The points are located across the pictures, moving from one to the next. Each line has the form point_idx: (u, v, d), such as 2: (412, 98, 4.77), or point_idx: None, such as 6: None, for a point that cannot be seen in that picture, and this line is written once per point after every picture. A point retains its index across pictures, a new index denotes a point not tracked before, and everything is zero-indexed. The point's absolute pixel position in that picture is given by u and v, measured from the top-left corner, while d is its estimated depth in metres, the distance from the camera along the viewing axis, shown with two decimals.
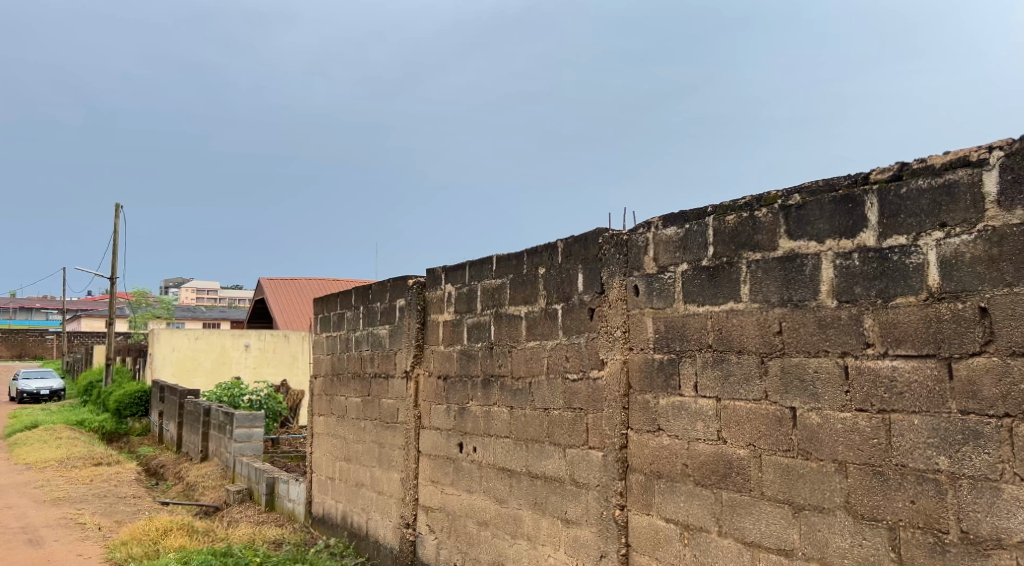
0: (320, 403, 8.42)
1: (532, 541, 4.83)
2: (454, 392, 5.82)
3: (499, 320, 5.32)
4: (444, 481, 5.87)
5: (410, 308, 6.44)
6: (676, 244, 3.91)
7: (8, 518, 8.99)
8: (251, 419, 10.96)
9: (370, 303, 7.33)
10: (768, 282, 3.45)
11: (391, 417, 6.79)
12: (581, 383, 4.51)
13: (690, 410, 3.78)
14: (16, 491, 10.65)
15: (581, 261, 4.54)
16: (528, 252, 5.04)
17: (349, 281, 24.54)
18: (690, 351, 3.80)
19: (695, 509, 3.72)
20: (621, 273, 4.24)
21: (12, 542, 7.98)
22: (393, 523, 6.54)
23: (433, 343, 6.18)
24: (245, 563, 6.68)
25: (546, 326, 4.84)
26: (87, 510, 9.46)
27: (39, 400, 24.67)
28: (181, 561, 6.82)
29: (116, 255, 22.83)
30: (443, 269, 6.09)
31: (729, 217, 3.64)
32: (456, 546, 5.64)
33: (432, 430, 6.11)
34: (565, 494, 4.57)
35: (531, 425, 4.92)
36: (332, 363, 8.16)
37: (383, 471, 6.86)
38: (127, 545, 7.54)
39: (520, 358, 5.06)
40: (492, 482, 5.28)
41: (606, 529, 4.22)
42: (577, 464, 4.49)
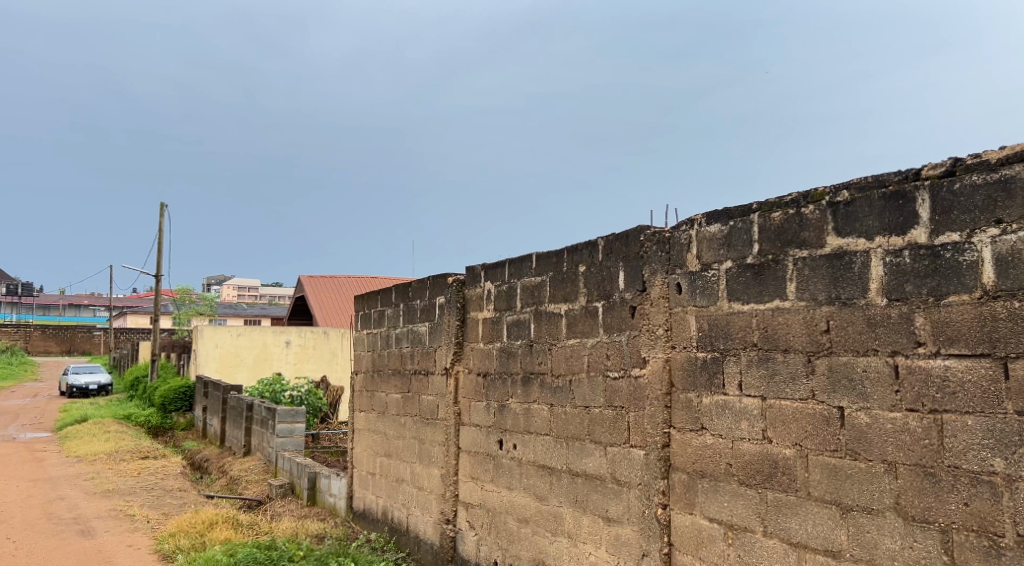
0: (361, 399, 8.51)
1: (572, 538, 4.83)
2: (494, 389, 5.84)
3: (539, 318, 5.32)
4: (484, 478, 5.89)
5: (450, 305, 6.48)
6: (720, 241, 3.88)
7: (61, 509, 9.25)
8: (292, 415, 11.10)
9: (411, 300, 7.39)
10: (815, 280, 3.40)
11: (431, 413, 6.84)
12: (622, 382, 4.49)
13: (734, 409, 3.74)
14: (67, 482, 10.95)
15: (622, 258, 4.52)
16: (568, 250, 5.04)
17: (388, 278, 24.77)
18: (734, 349, 3.77)
19: (739, 509, 3.69)
20: (663, 271, 4.22)
21: (65, 532, 8.21)
22: (433, 518, 6.59)
23: (472, 340, 6.21)
24: (289, 557, 6.78)
25: (587, 324, 4.83)
26: (136, 502, 9.69)
27: (88, 394, 25.30)
28: (227, 554, 6.93)
29: (161, 252, 23.31)
30: (482, 267, 6.12)
31: (774, 214, 3.60)
32: (497, 543, 5.66)
33: (472, 427, 6.14)
34: (606, 492, 4.57)
35: (571, 423, 4.92)
36: (373, 360, 8.24)
37: (423, 467, 6.91)
38: (175, 537, 7.70)
39: (560, 355, 5.06)
40: (532, 479, 5.29)
41: (648, 528, 4.20)
42: (618, 463, 4.47)
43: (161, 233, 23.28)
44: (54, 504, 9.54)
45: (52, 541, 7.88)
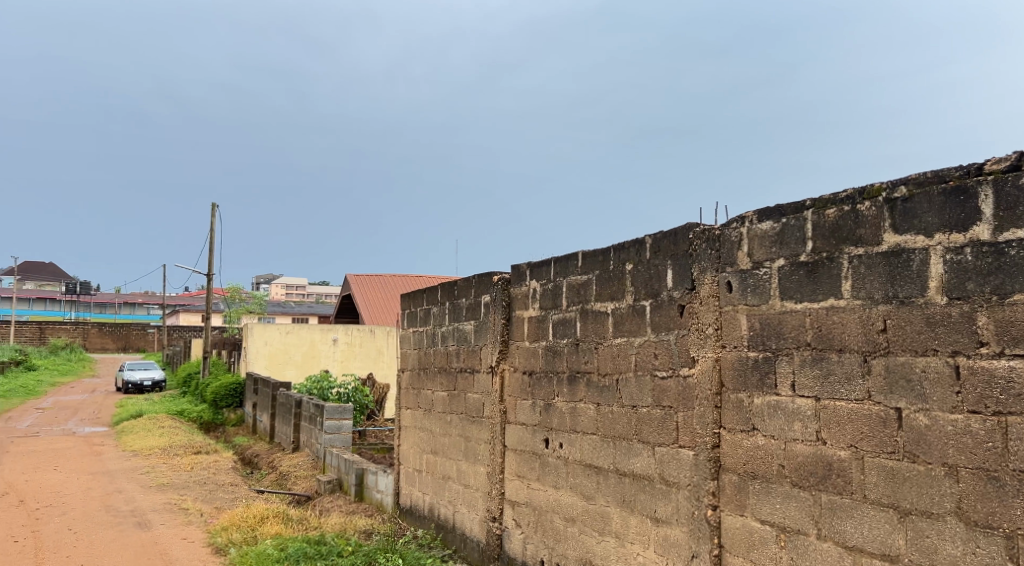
0: (407, 397, 8.57)
1: (620, 538, 4.80)
2: (540, 388, 5.83)
3: (585, 317, 5.30)
4: (530, 476, 5.89)
5: (495, 304, 6.49)
6: (772, 238, 3.81)
7: (119, 501, 9.51)
8: (341, 411, 11.23)
9: (457, 299, 7.42)
10: (872, 278, 3.32)
11: (477, 411, 6.86)
12: (671, 381, 4.45)
13: (787, 410, 3.68)
14: (124, 476, 11.26)
15: (670, 256, 4.47)
16: (615, 248, 5.01)
17: (433, 278, 24.93)
18: (787, 349, 3.70)
19: (792, 511, 3.63)
20: (713, 269, 4.17)
21: (122, 524, 8.43)
22: (479, 516, 6.62)
23: (518, 339, 6.21)
24: (338, 553, 6.86)
25: (634, 322, 4.79)
26: (190, 496, 9.91)
27: (143, 390, 25.95)
28: (278, 548, 7.04)
29: (212, 252, 23.80)
30: (528, 265, 6.11)
31: (829, 211, 3.53)
32: (544, 541, 5.65)
33: (518, 425, 6.14)
34: (654, 492, 4.53)
35: (618, 422, 4.89)
36: (419, 358, 8.29)
37: (469, 464, 6.94)
38: (228, 531, 7.86)
39: (607, 355, 5.03)
40: (579, 478, 5.26)
41: (698, 529, 4.15)
42: (667, 463, 4.43)
43: (213, 233, 23.76)
44: (112, 496, 9.81)
45: (110, 532, 8.10)
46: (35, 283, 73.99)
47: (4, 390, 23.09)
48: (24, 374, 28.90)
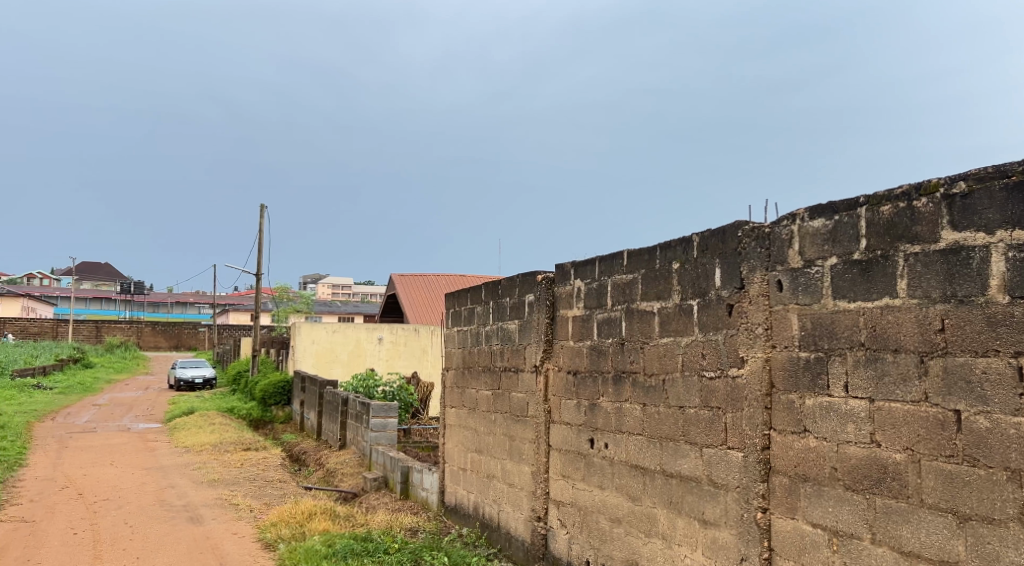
0: (452, 395, 8.60)
1: (667, 540, 4.76)
2: (585, 388, 5.80)
3: (631, 316, 5.25)
4: (575, 477, 5.86)
5: (540, 303, 6.48)
6: (824, 236, 3.73)
7: (172, 497, 9.73)
8: (386, 409, 11.34)
9: (501, 297, 7.42)
10: (929, 277, 3.24)
11: (522, 411, 6.85)
12: (719, 382, 4.38)
13: (840, 411, 3.60)
14: (177, 471, 11.52)
15: (719, 255, 4.41)
16: (661, 247, 4.96)
17: (477, 278, 25.00)
18: (840, 349, 3.62)
19: (845, 515, 3.56)
20: (763, 267, 4.10)
21: (175, 519, 8.61)
22: (524, 516, 6.61)
23: (562, 338, 6.18)
24: (385, 549, 6.93)
25: (681, 322, 4.74)
26: (240, 492, 10.09)
27: (194, 388, 26.52)
28: (326, 544, 7.13)
29: (261, 252, 24.22)
30: (572, 264, 6.08)
31: (883, 208, 3.44)
32: (589, 542, 5.62)
33: (563, 425, 6.12)
34: (702, 494, 4.47)
35: (665, 423, 4.84)
36: (463, 357, 8.32)
37: (514, 463, 6.93)
38: (276, 527, 7.99)
39: (653, 354, 4.98)
40: (625, 479, 5.22)
41: (747, 532, 4.09)
42: (715, 465, 4.37)
43: (261, 233, 24.20)
44: (166, 491, 10.05)
45: (164, 527, 8.29)
46: (92, 283, 76.24)
47: (63, 387, 23.81)
48: (82, 371, 29.80)
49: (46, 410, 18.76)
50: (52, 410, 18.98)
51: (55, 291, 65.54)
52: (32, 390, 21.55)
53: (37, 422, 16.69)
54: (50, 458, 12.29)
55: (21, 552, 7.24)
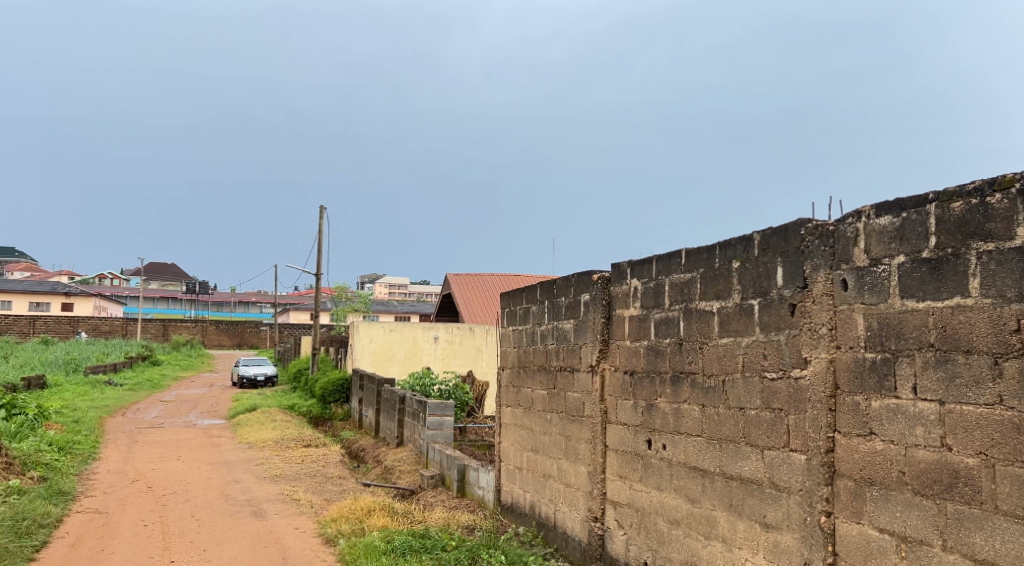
0: (508, 395, 8.62)
1: (727, 542, 4.70)
2: (642, 388, 5.76)
3: (689, 316, 5.19)
4: (633, 478, 5.82)
5: (596, 303, 6.45)
6: (891, 234, 3.63)
7: (236, 491, 9.99)
8: (442, 407, 11.42)
9: (556, 297, 7.42)
10: (1003, 275, 3.14)
11: (578, 411, 6.83)
12: (781, 383, 4.30)
13: (907, 414, 3.51)
14: (240, 467, 11.81)
15: (781, 254, 4.33)
16: (720, 246, 4.89)
17: (531, 277, 25.00)
18: (909, 350, 3.53)
19: (914, 520, 3.46)
20: (827, 266, 4.00)
21: (240, 513, 8.84)
22: (581, 516, 6.60)
23: (619, 338, 6.15)
24: (442, 547, 6.99)
25: (741, 322, 4.67)
26: (301, 488, 10.30)
27: (256, 384, 27.17)
28: (385, 540, 7.22)
29: (320, 253, 24.65)
30: (628, 263, 6.04)
31: (954, 204, 3.34)
32: (647, 543, 5.57)
33: (620, 425, 6.08)
34: (763, 497, 4.40)
35: (725, 424, 4.77)
36: (519, 356, 8.33)
37: (570, 463, 6.91)
38: (337, 522, 8.12)
39: (712, 355, 4.92)
40: (683, 480, 5.17)
41: (811, 536, 4.02)
42: (777, 467, 4.30)
43: (320, 234, 24.66)
44: (230, 486, 10.32)
45: (230, 520, 8.51)
46: (159, 283, 78.72)
47: (132, 383, 24.67)
48: (150, 369, 30.76)
49: (117, 406, 19.41)
50: (122, 406, 19.62)
51: (125, 291, 67.84)
52: (104, 387, 22.35)
53: (109, 417, 17.28)
54: (121, 452, 12.73)
55: (95, 542, 7.51)
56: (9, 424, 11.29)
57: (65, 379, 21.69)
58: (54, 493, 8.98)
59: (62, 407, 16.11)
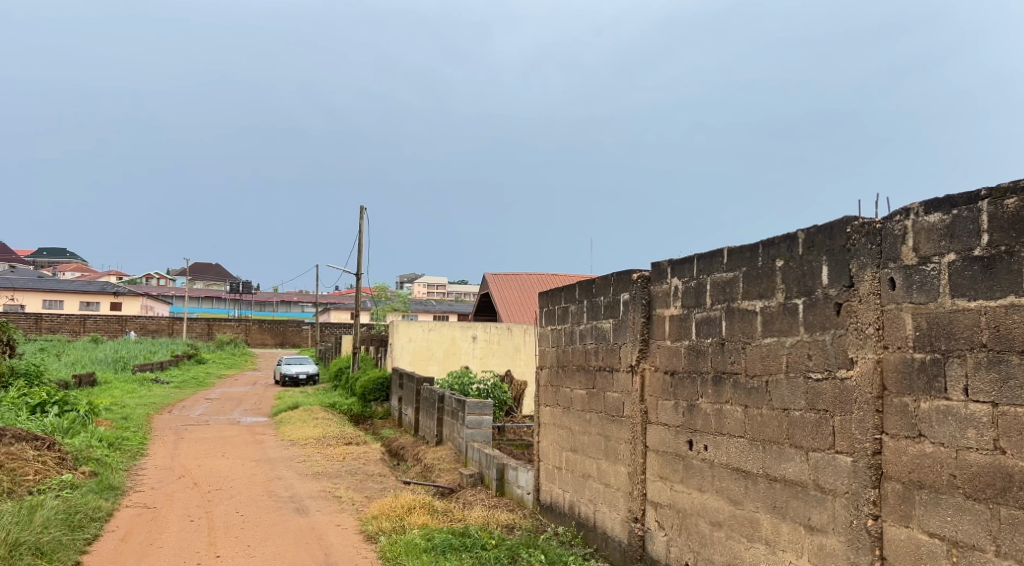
0: (547, 394, 8.61)
1: (771, 545, 4.63)
2: (682, 389, 5.71)
3: (731, 315, 5.13)
4: (673, 478, 5.77)
5: (636, 302, 6.40)
6: (941, 232, 3.55)
7: (280, 488, 10.14)
8: (481, 406, 11.45)
9: (595, 297, 7.39)
10: None
11: (617, 410, 6.80)
12: (826, 384, 4.23)
13: (958, 416, 3.44)
14: (283, 464, 11.98)
15: (826, 252, 4.26)
16: (764, 244, 4.82)
17: (569, 277, 24.95)
18: (959, 350, 3.45)
19: (965, 525, 3.39)
20: (874, 265, 3.93)
21: (283, 509, 8.97)
22: (621, 516, 6.56)
23: (659, 338, 6.10)
24: (483, 545, 7.01)
25: (785, 322, 4.60)
26: (342, 485, 10.41)
27: (298, 383, 27.53)
28: (425, 538, 7.27)
29: (360, 253, 24.86)
30: (669, 262, 5.99)
31: (1008, 200, 3.28)
32: (688, 544, 5.53)
33: (660, 426, 6.04)
34: (808, 499, 4.33)
35: (768, 425, 4.71)
36: (558, 356, 8.32)
37: (610, 463, 6.89)
38: (378, 519, 8.20)
39: (755, 355, 4.86)
40: (726, 482, 5.11)
41: (857, 540, 3.95)
42: (822, 469, 4.23)
43: (360, 234, 24.89)
44: (273, 483, 10.47)
45: (273, 517, 8.63)
46: (203, 283, 80.21)
47: (178, 381, 25.14)
48: (196, 367, 31.38)
49: (164, 403, 19.82)
50: (168, 403, 20.03)
51: (170, 291, 69.27)
52: (151, 385, 22.81)
53: (156, 414, 17.64)
54: (168, 449, 12.99)
55: (144, 536, 7.68)
56: (62, 420, 11.61)
57: (113, 376, 22.25)
58: (106, 487, 9.20)
59: (111, 404, 16.52)
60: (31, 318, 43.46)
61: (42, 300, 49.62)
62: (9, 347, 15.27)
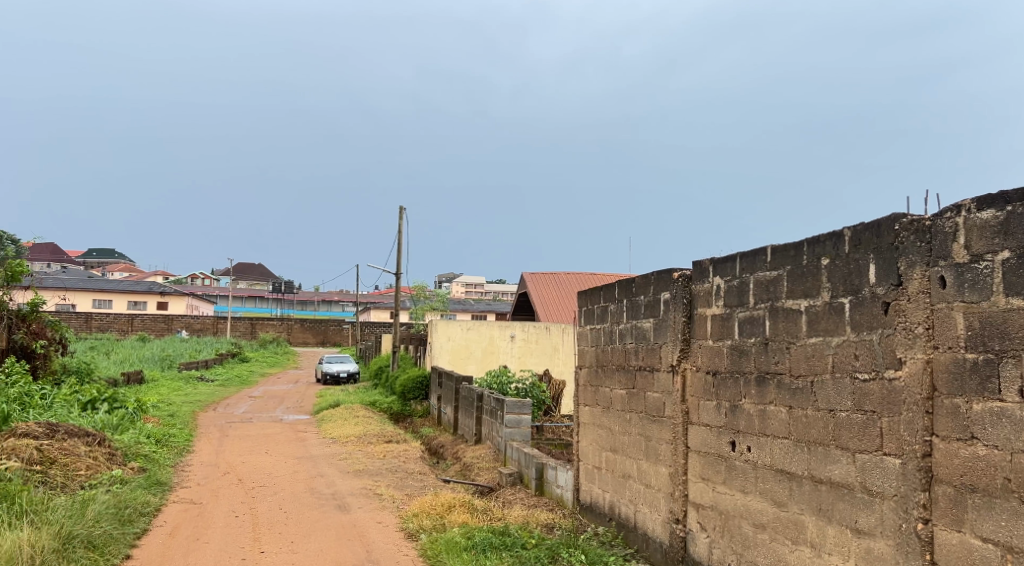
0: (585, 394, 8.59)
1: (816, 548, 4.56)
2: (725, 389, 5.64)
3: (775, 315, 5.06)
4: (716, 480, 5.71)
5: (676, 301, 6.34)
6: (995, 229, 3.48)
7: (322, 485, 10.27)
8: (520, 406, 11.46)
9: (634, 296, 7.34)
10: None
11: (658, 411, 6.75)
12: (874, 384, 4.15)
13: (1013, 418, 3.37)
14: (325, 461, 12.12)
15: (874, 250, 4.17)
16: (808, 243, 4.74)
17: (607, 276, 24.85)
18: (1015, 350, 3.38)
19: (1021, 530, 3.33)
20: (923, 263, 3.83)
21: (325, 506, 9.08)
22: (662, 517, 6.51)
23: (701, 338, 6.04)
24: (523, 544, 7.01)
25: (831, 321, 4.52)
26: (383, 482, 10.52)
27: (340, 382, 27.82)
28: (466, 537, 7.30)
29: (399, 253, 25.03)
30: (710, 261, 5.93)
31: None
32: (731, 546, 5.47)
33: (702, 426, 5.98)
34: (855, 502, 4.25)
35: (813, 426, 4.64)
36: (597, 355, 8.29)
37: (650, 464, 6.84)
38: (418, 517, 8.26)
39: (800, 355, 4.78)
40: (770, 484, 5.04)
41: (906, 543, 3.87)
42: (869, 471, 4.15)
43: (399, 234, 25.07)
44: (315, 479, 10.61)
45: (316, 513, 8.75)
46: (246, 283, 81.52)
47: (223, 379, 25.58)
48: (240, 365, 31.92)
49: (209, 401, 20.17)
50: (213, 401, 20.39)
51: (215, 291, 70.50)
52: (197, 383, 23.23)
53: (202, 412, 17.97)
54: (213, 446, 13.22)
55: (191, 531, 7.84)
56: (111, 417, 11.89)
57: (161, 375, 22.70)
58: (154, 483, 9.41)
59: (158, 401, 16.89)
60: (81, 318, 44.57)
61: (92, 300, 50.79)
62: (61, 345, 15.69)
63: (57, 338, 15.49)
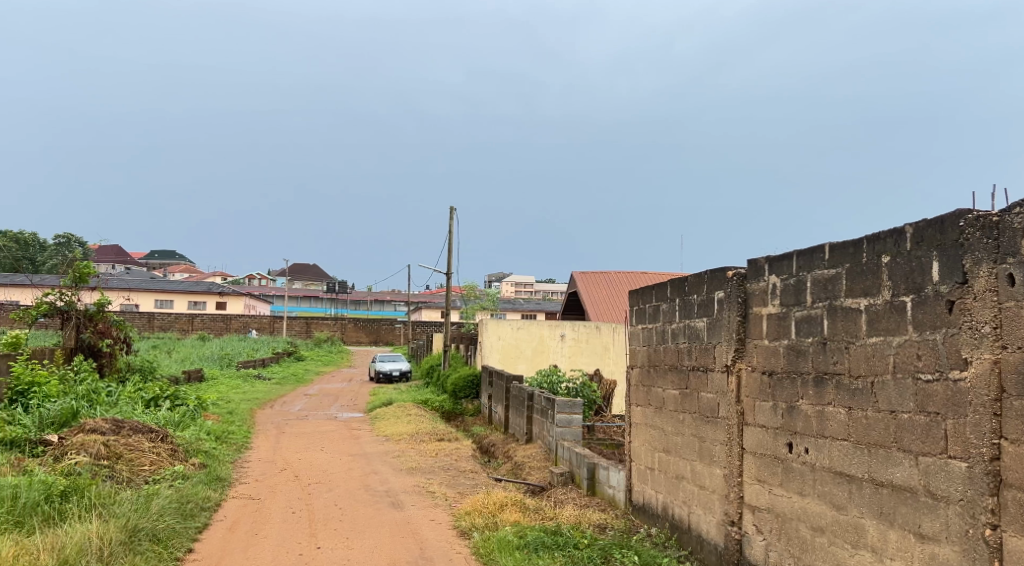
0: (637, 394, 8.53)
1: (877, 553, 4.46)
2: (782, 390, 5.54)
3: (834, 314, 4.95)
4: (772, 482, 5.61)
5: (730, 300, 6.26)
6: None
7: (376, 482, 10.39)
8: (571, 405, 11.43)
9: (687, 295, 7.27)
10: None
11: (712, 411, 6.67)
12: (937, 385, 4.04)
13: None
14: (378, 459, 12.25)
15: (937, 247, 4.05)
16: (868, 240, 4.63)
17: (658, 275, 24.64)
18: None
19: None
20: (989, 261, 3.72)
21: (379, 503, 9.20)
22: (716, 519, 6.43)
23: (756, 337, 5.95)
24: (575, 544, 7.00)
25: (892, 320, 4.41)
26: (436, 480, 10.59)
27: (392, 380, 28.13)
28: (518, 536, 7.31)
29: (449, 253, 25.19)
30: (766, 259, 5.84)
31: None
32: (788, 550, 5.37)
33: (757, 428, 5.89)
34: (918, 506, 4.14)
35: (873, 428, 4.53)
36: (648, 355, 8.23)
37: (704, 465, 6.76)
38: (471, 515, 8.30)
39: (860, 355, 4.67)
40: (828, 486, 4.94)
41: (973, 550, 3.76)
42: (933, 475, 4.04)
43: (450, 233, 25.20)
44: (369, 477, 10.74)
45: (371, 510, 8.88)
46: (301, 283, 83.04)
47: (280, 378, 26.07)
48: (296, 364, 32.54)
49: (267, 399, 20.58)
50: (270, 399, 20.80)
51: (271, 291, 71.95)
52: (254, 381, 23.72)
53: (259, 409, 18.33)
54: (270, 443, 13.48)
55: (250, 526, 8.01)
56: (173, 414, 12.20)
57: (220, 373, 23.26)
58: (214, 478, 9.63)
59: (217, 399, 17.28)
60: (144, 318, 45.96)
61: (155, 300, 52.35)
62: (125, 344, 16.17)
63: (122, 337, 15.99)
